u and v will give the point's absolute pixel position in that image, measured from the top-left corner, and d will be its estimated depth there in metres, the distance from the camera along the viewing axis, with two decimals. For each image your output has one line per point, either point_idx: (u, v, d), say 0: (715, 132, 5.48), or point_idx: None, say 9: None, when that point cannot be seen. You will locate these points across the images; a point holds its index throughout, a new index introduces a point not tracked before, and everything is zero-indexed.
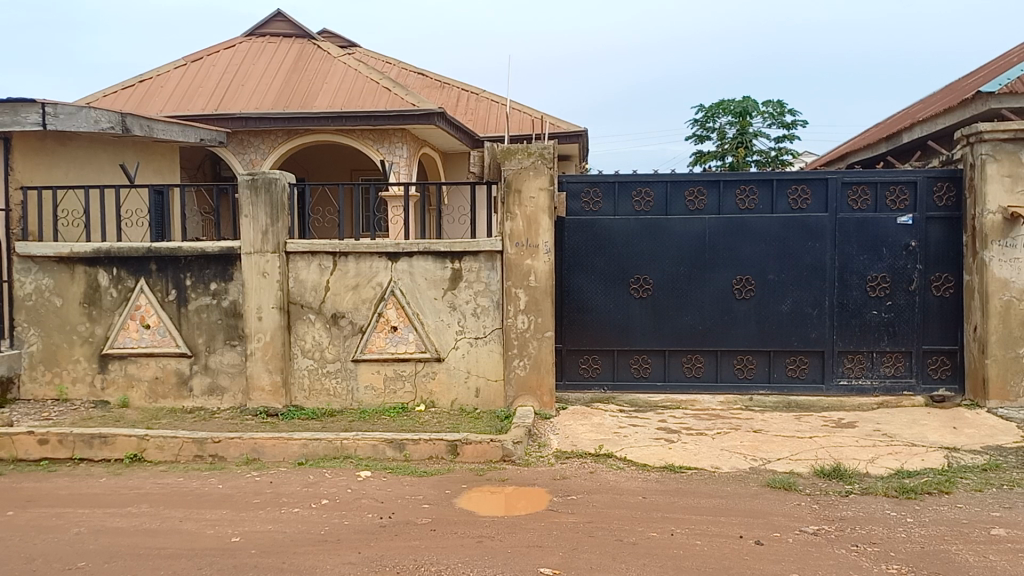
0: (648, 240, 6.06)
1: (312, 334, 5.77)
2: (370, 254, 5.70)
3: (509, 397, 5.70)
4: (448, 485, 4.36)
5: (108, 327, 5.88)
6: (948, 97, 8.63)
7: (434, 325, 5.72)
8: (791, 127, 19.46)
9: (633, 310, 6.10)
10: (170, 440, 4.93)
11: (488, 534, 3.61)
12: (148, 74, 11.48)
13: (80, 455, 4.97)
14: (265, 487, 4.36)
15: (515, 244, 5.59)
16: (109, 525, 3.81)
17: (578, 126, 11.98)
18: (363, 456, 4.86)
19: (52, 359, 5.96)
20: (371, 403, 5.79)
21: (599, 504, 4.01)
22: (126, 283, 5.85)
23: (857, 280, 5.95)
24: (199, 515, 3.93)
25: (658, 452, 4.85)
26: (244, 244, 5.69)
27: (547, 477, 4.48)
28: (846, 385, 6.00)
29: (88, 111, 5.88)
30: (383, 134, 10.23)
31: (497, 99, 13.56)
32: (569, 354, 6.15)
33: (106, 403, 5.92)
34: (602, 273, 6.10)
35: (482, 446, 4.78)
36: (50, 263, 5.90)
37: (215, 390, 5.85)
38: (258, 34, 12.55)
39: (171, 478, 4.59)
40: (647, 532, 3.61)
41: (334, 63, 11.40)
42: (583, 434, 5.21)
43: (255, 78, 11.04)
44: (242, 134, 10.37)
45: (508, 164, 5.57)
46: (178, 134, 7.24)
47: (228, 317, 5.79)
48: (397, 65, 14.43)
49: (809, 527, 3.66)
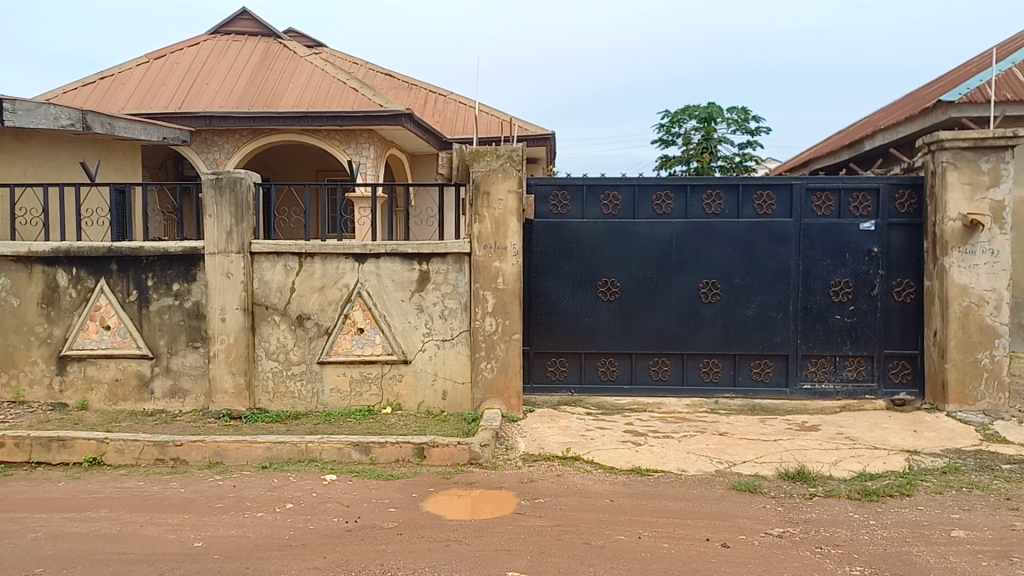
0: (615, 243, 6.08)
1: (276, 336, 5.70)
2: (336, 255, 5.64)
3: (476, 400, 5.67)
4: (415, 488, 4.32)
5: (67, 328, 5.75)
6: (909, 106, 8.81)
7: (401, 327, 5.68)
8: (754, 134, 19.69)
9: (600, 313, 6.11)
10: (130, 444, 4.83)
11: (456, 538, 3.58)
12: (109, 71, 11.27)
13: (37, 459, 4.85)
14: (228, 491, 4.29)
15: (482, 246, 5.57)
16: (67, 530, 3.72)
17: (545, 130, 12.00)
18: (328, 459, 4.80)
19: (8, 361, 5.81)
20: (336, 406, 5.74)
21: (567, 507, 4.00)
22: (85, 283, 5.73)
23: (821, 284, 6.03)
24: (161, 520, 3.85)
25: (625, 455, 4.87)
26: (207, 245, 5.60)
27: (515, 480, 4.47)
28: (810, 389, 6.07)
29: (47, 108, 5.75)
30: (350, 135, 10.16)
31: (465, 102, 13.55)
32: (536, 357, 6.15)
33: (64, 405, 5.79)
34: (569, 276, 6.11)
35: (449, 449, 4.75)
36: (7, 263, 5.74)
37: (177, 392, 5.75)
38: (223, 33, 12.40)
39: (131, 482, 4.50)
40: (615, 535, 3.62)
41: (300, 62, 11.30)
42: (550, 437, 5.21)
43: (220, 77, 10.89)
44: (205, 133, 10.25)
45: (476, 166, 5.56)
46: (140, 132, 7.11)
47: (190, 319, 5.69)
48: (364, 65, 14.34)
49: (774, 530, 3.69)
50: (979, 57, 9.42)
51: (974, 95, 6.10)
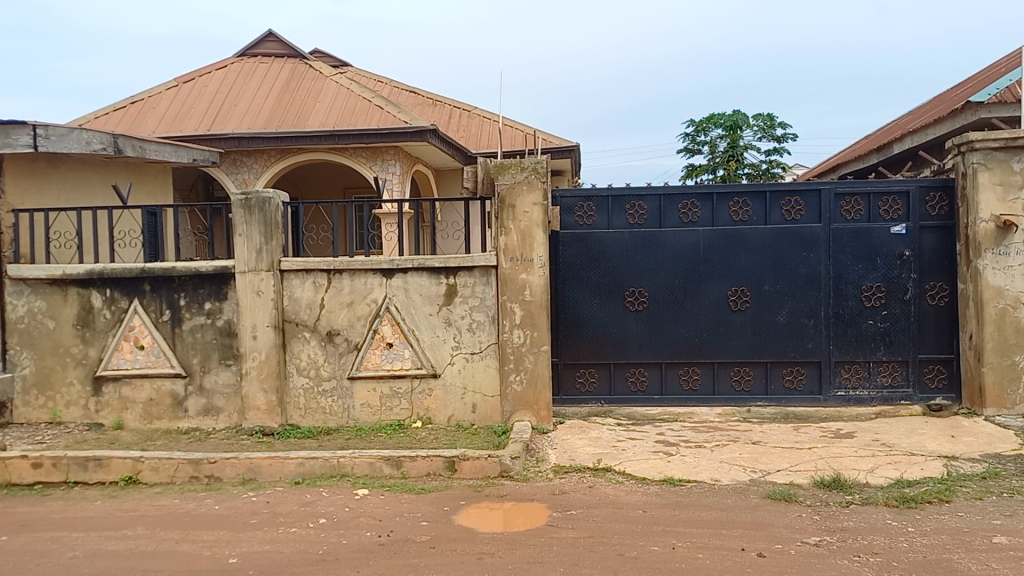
0: (642, 253, 6.06)
1: (307, 352, 5.75)
2: (364, 271, 5.69)
3: (506, 412, 5.68)
4: (446, 501, 4.33)
5: (102, 348, 5.84)
6: (937, 108, 8.69)
7: (430, 341, 5.70)
8: (781, 141, 19.55)
9: (628, 323, 6.09)
10: (165, 462, 4.88)
11: (489, 551, 3.58)
12: (139, 95, 11.49)
13: (74, 479, 4.91)
14: (262, 507, 4.32)
15: (509, 258, 5.58)
16: (104, 548, 3.77)
17: (569, 142, 12.03)
18: (360, 474, 4.82)
19: (45, 382, 5.91)
20: (367, 420, 5.77)
21: (600, 519, 3.98)
22: (119, 304, 5.82)
23: (852, 289, 5.96)
24: (196, 537, 3.89)
25: (657, 465, 4.84)
26: (237, 263, 5.67)
27: (546, 492, 4.45)
28: (844, 395, 6.00)
29: (79, 133, 5.85)
30: (376, 152, 10.24)
31: (489, 116, 13.61)
32: (565, 368, 6.14)
33: (100, 425, 5.89)
34: (596, 286, 6.10)
35: (479, 462, 4.75)
36: (43, 286, 5.87)
37: (210, 410, 5.81)
38: (250, 55, 12.59)
39: (166, 499, 4.55)
40: (649, 546, 3.59)
41: (326, 82, 11.41)
42: (581, 448, 5.19)
43: (247, 99, 11.03)
44: (234, 154, 10.39)
45: (501, 179, 5.59)
46: (171, 154, 7.21)
47: (223, 336, 5.75)
48: (389, 83, 14.47)
49: (811, 538, 3.64)
50: (1008, 57, 9.29)
51: (1004, 95, 6.04)
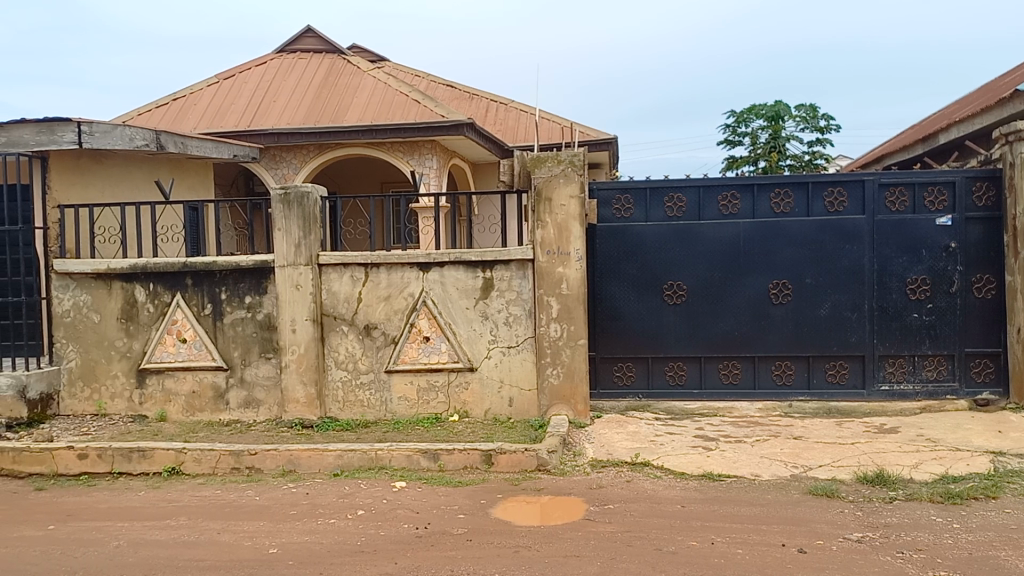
0: (681, 246, 6.00)
1: (345, 346, 5.80)
2: (401, 264, 5.71)
3: (543, 406, 5.67)
4: (483, 495, 4.33)
5: (145, 342, 5.96)
6: (986, 97, 8.45)
7: (466, 335, 5.71)
8: (824, 132, 19.22)
9: (667, 317, 6.04)
10: (208, 453, 4.96)
11: (525, 544, 3.58)
12: (182, 92, 11.66)
13: (119, 469, 5.01)
14: (301, 498, 4.37)
15: (545, 252, 5.57)
16: (147, 538, 3.84)
17: (607, 134, 11.95)
18: (397, 467, 4.85)
19: (91, 375, 6.04)
20: (405, 414, 5.80)
21: (637, 513, 3.96)
22: (162, 298, 5.92)
23: (896, 282, 5.85)
24: (236, 527, 3.95)
25: (695, 460, 4.79)
26: (277, 258, 5.73)
27: (584, 486, 4.43)
28: (887, 390, 5.88)
29: (123, 129, 5.96)
30: (413, 147, 10.28)
31: (526, 109, 13.58)
32: (602, 362, 6.10)
33: (144, 417, 6.00)
34: (634, 279, 6.05)
35: (516, 456, 4.75)
36: (88, 280, 5.99)
37: (252, 403, 5.89)
38: (289, 50, 12.70)
39: (208, 490, 4.62)
40: (687, 541, 3.56)
41: (364, 77, 11.48)
42: (619, 443, 5.16)
43: (287, 94, 11.14)
44: (274, 150, 10.50)
45: (538, 172, 5.56)
46: (212, 150, 7.30)
47: (262, 330, 5.82)
48: (427, 77, 14.50)
49: (853, 534, 3.58)
50: None
51: None
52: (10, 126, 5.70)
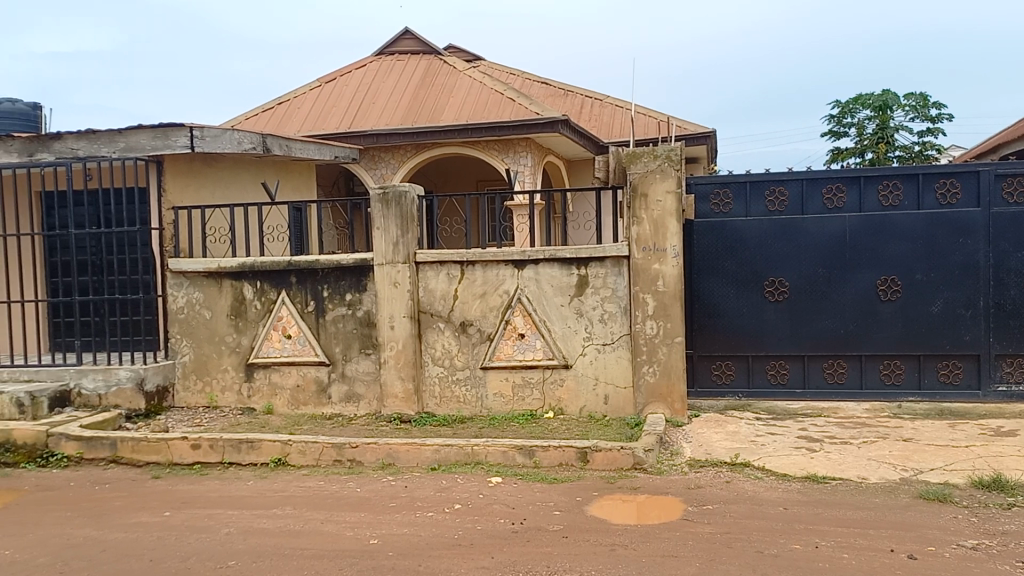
0: (782, 241, 5.84)
1: (441, 343, 5.89)
2: (496, 262, 5.76)
3: (639, 404, 5.62)
4: (579, 492, 4.33)
5: (253, 337, 6.20)
6: None
7: (561, 332, 5.71)
8: (936, 121, 18.33)
9: (768, 314, 5.88)
10: (311, 446, 5.12)
11: (622, 543, 3.55)
12: (286, 96, 12.07)
13: (229, 459, 5.23)
14: (400, 491, 4.46)
15: (641, 249, 5.51)
16: (256, 526, 4.00)
17: (705, 127, 11.73)
18: (493, 462, 4.89)
19: (202, 369, 6.32)
20: (500, 410, 5.84)
21: (736, 514, 3.88)
22: (268, 295, 6.14)
23: (1014, 278, 5.57)
24: (339, 518, 4.06)
25: (798, 462, 4.65)
26: (376, 256, 5.86)
27: (681, 486, 4.37)
28: (1005, 392, 5.60)
29: (232, 133, 6.22)
30: (508, 145, 10.35)
31: (621, 104, 13.47)
32: (700, 360, 5.99)
33: (252, 409, 6.25)
34: (733, 276, 5.92)
35: (612, 454, 4.72)
36: (200, 278, 6.28)
37: (352, 397, 6.05)
38: (387, 53, 12.97)
39: (312, 481, 4.78)
40: (789, 544, 3.46)
41: (459, 76, 11.62)
42: (718, 443, 5.06)
43: (385, 96, 11.38)
44: (373, 150, 10.75)
45: (633, 168, 5.51)
46: (314, 152, 7.53)
47: (362, 327, 5.97)
48: (522, 75, 14.56)
49: (968, 541, 3.41)
50: None
51: None
52: (128, 132, 6.03)
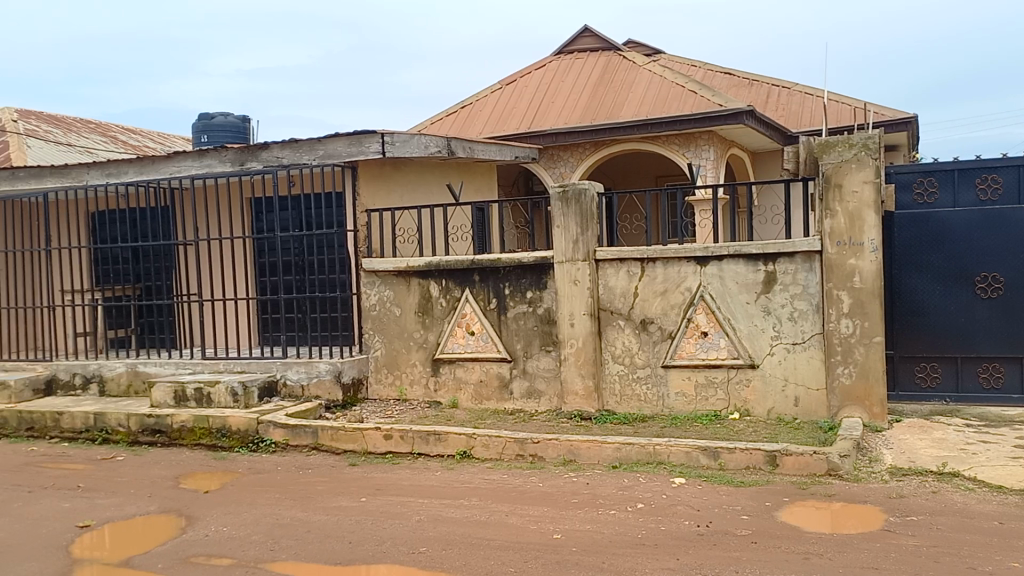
0: (997, 233, 5.36)
1: (622, 341, 5.85)
2: (678, 259, 5.65)
3: (833, 407, 5.35)
4: (768, 497, 4.16)
5: (439, 334, 6.43)
6: None
7: (747, 330, 5.52)
8: None
9: (980, 313, 5.41)
10: (495, 439, 5.25)
11: (816, 551, 3.38)
12: (466, 100, 12.44)
13: (418, 450, 5.45)
14: (583, 488, 4.48)
15: (836, 243, 5.24)
16: (444, 514, 4.15)
17: (906, 112, 10.95)
18: (676, 463, 4.80)
19: (393, 364, 6.64)
20: (682, 410, 5.73)
21: (945, 528, 3.59)
22: (453, 293, 6.35)
23: None
24: (523, 511, 4.13)
25: (1017, 473, 4.24)
26: (556, 254, 5.92)
27: (881, 495, 4.10)
28: None
29: (419, 138, 6.48)
30: (690, 138, 10.09)
31: (812, 91, 12.90)
32: (901, 362, 5.60)
33: (438, 403, 6.48)
34: (939, 271, 5.49)
35: (803, 458, 4.51)
36: (391, 277, 6.59)
37: (533, 394, 6.14)
38: (565, 53, 13.06)
39: (496, 474, 4.89)
40: (1009, 562, 3.16)
41: (636, 72, 11.52)
42: (921, 450, 4.71)
43: (562, 96, 11.47)
44: (551, 150, 10.86)
45: (826, 159, 5.24)
46: (496, 152, 7.72)
47: (544, 324, 6.05)
48: (703, 67, 14.22)
49: None
50: None
51: None
52: (326, 140, 6.43)
